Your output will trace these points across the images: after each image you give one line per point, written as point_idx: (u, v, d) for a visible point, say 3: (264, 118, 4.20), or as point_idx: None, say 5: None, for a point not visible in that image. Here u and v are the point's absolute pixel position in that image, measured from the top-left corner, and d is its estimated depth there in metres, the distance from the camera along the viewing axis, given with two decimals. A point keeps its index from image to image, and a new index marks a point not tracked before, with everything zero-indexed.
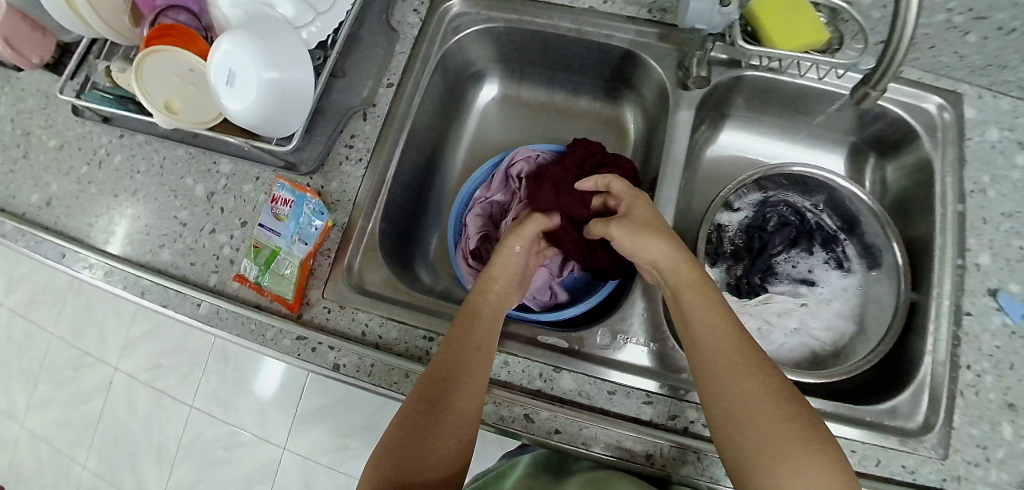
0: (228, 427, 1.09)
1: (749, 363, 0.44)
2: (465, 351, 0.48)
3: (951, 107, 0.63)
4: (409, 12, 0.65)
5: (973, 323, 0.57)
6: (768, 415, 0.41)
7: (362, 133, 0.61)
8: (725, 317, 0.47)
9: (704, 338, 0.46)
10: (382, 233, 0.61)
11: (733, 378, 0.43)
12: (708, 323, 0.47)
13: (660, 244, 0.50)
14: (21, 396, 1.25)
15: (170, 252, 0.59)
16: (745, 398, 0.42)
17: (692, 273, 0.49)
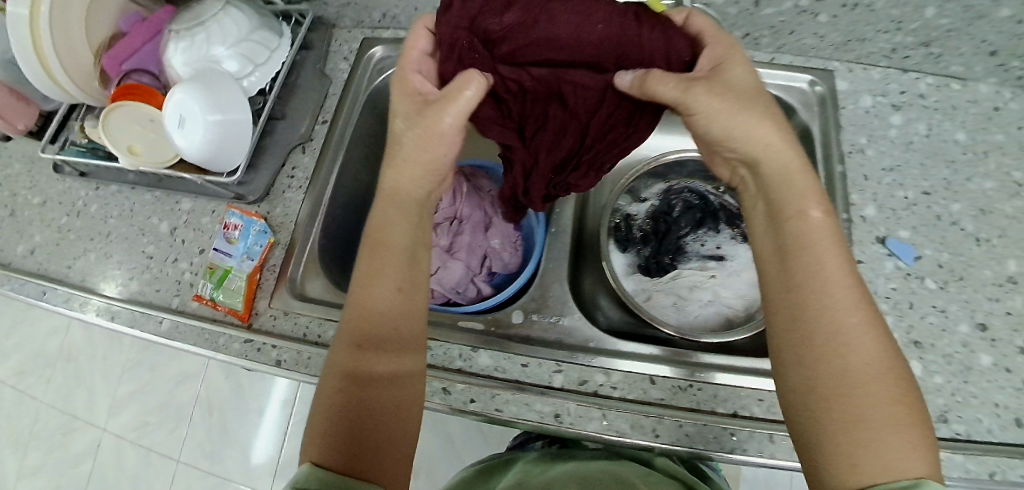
0: (215, 478, 1.13)
1: (860, 300, 0.41)
2: (368, 299, 0.48)
3: (821, 82, 0.70)
4: (341, 59, 0.75)
5: (866, 271, 0.61)
6: (877, 365, 0.39)
7: (302, 164, 0.70)
8: (836, 245, 0.43)
9: (824, 265, 0.42)
10: (321, 248, 0.68)
11: (845, 315, 0.40)
12: (825, 256, 0.42)
13: (788, 155, 0.45)
14: (12, 469, 1.28)
15: (139, 281, 0.68)
16: (855, 343, 0.39)
17: (807, 184, 0.45)
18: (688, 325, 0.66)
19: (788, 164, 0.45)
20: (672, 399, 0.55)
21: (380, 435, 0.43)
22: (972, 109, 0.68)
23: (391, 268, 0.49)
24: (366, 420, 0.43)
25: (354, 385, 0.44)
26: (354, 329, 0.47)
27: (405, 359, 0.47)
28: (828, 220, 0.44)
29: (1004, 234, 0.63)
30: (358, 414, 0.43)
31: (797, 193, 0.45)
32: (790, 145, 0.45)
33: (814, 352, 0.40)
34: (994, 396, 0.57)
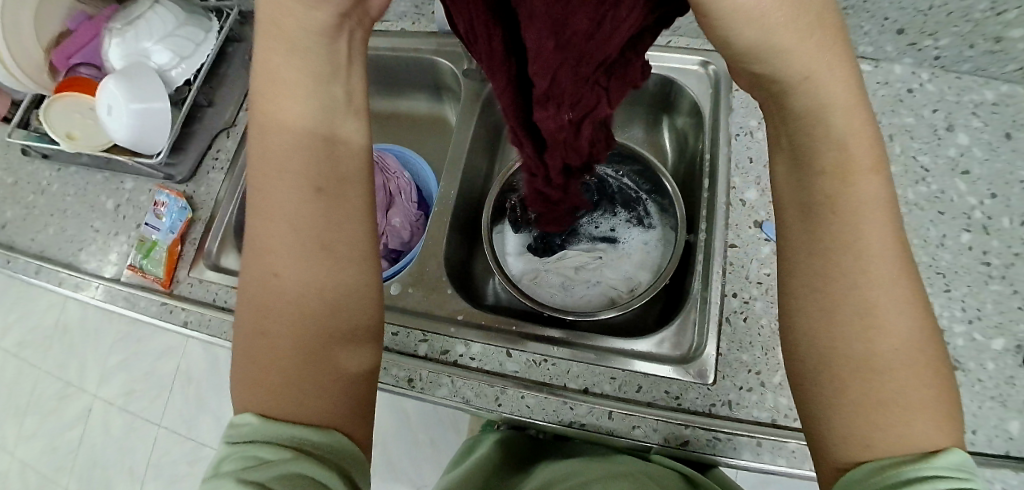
0: (191, 444, 1.29)
1: (899, 264, 0.33)
2: (266, 251, 0.38)
3: (713, 61, 0.69)
4: None
5: (737, 255, 0.59)
6: (916, 350, 0.32)
7: (224, 147, 0.78)
8: (885, 212, 0.33)
9: (869, 217, 0.33)
10: (238, 224, 0.74)
11: (889, 289, 0.32)
12: (876, 226, 0.33)
13: (841, 95, 0.33)
14: (14, 430, 1.46)
15: (85, 251, 0.77)
16: (898, 327, 0.32)
17: (851, 129, 0.33)
18: (571, 306, 0.68)
19: (830, 87, 0.32)
20: (525, 372, 0.57)
21: (297, 394, 0.35)
22: (882, 90, 0.65)
23: (295, 189, 0.38)
24: (272, 378, 0.36)
25: (266, 341, 0.36)
26: (255, 291, 0.38)
27: (337, 311, 0.38)
28: (879, 162, 0.34)
29: (899, 222, 0.60)
30: (268, 375, 0.36)
31: (846, 99, 0.33)
32: (846, 78, 0.33)
33: (829, 338, 0.33)
34: None
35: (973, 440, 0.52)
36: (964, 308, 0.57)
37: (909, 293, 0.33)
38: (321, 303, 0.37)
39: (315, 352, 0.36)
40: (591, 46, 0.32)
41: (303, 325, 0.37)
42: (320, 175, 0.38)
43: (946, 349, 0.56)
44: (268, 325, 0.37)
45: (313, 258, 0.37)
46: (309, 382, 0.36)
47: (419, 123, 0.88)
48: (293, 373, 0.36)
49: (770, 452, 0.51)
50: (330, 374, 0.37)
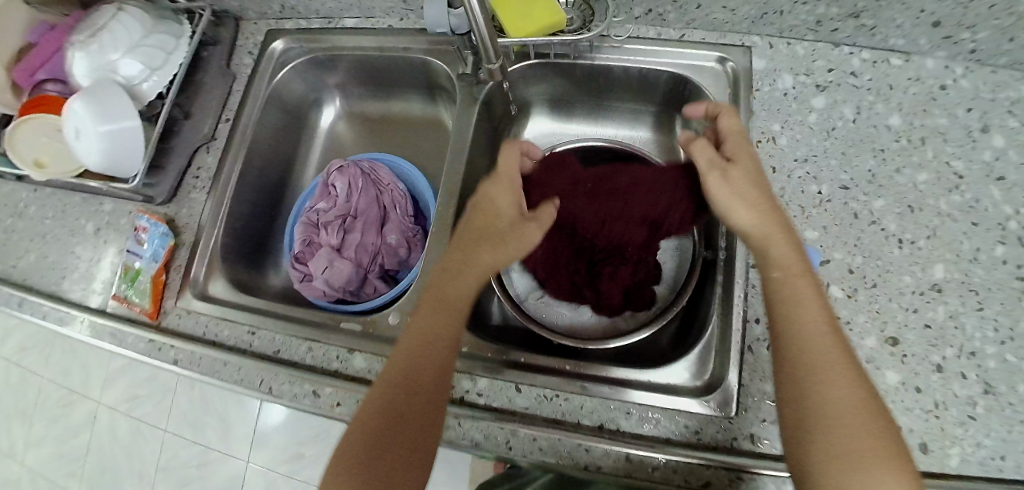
0: (198, 448, 1.28)
1: (844, 363, 0.42)
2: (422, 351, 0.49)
3: (732, 58, 0.63)
4: (246, 55, 0.78)
5: (760, 276, 0.55)
6: (862, 432, 0.39)
7: (205, 165, 0.73)
8: (824, 307, 0.44)
9: (810, 329, 0.43)
10: (224, 247, 0.70)
11: (837, 386, 0.41)
12: (807, 310, 0.44)
13: (769, 225, 0.47)
14: (20, 438, 1.45)
15: (68, 280, 0.73)
16: (841, 412, 0.40)
17: (784, 253, 0.46)
18: (580, 330, 0.65)
19: (771, 232, 0.47)
20: (536, 408, 0.54)
21: (387, 476, 0.44)
22: (913, 87, 0.59)
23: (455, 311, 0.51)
24: (367, 462, 0.45)
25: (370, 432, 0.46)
26: (396, 381, 0.48)
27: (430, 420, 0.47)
28: (817, 289, 0.45)
29: (931, 236, 0.55)
30: (365, 459, 0.45)
31: (783, 249, 0.46)
32: (757, 212, 0.48)
33: (783, 409, 0.43)
34: (898, 419, 0.52)
35: (1004, 469, 0.50)
36: (997, 329, 0.53)
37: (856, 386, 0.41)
38: (417, 398, 0.47)
39: (408, 435, 0.46)
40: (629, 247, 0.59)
41: (403, 418, 0.46)
42: (461, 304, 0.51)
43: (976, 373, 0.52)
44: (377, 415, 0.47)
45: (411, 363, 0.48)
46: (393, 466, 0.45)
47: (412, 126, 0.82)
48: (386, 456, 0.45)
49: None
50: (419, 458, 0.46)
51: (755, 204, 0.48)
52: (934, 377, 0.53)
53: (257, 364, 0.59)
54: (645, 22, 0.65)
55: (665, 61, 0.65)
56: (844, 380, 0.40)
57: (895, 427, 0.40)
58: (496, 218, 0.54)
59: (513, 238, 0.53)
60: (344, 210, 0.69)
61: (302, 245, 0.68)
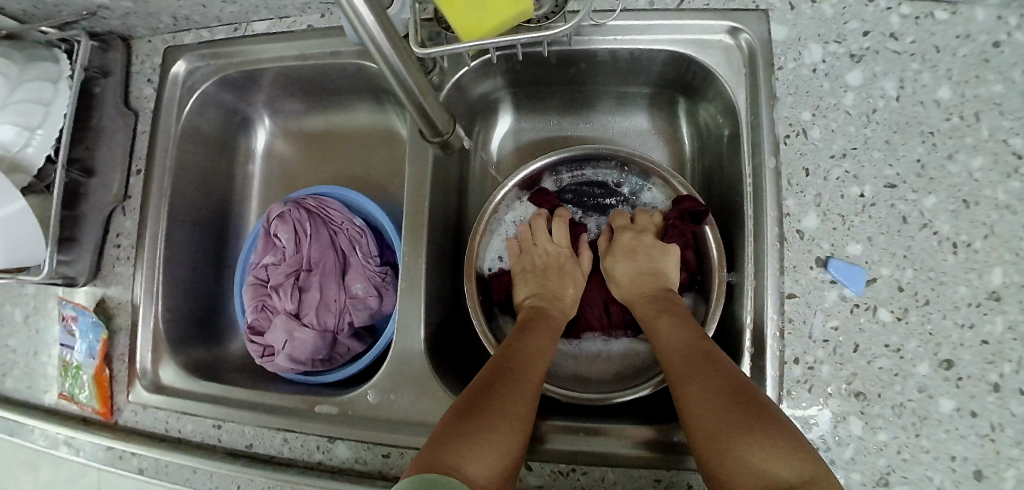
0: None
1: (701, 361, 0.44)
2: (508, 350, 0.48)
3: (745, 28, 0.50)
4: (145, 83, 0.63)
5: (798, 308, 0.47)
6: (719, 412, 0.39)
7: (125, 229, 0.62)
8: (690, 329, 0.48)
9: (670, 348, 0.47)
10: (169, 324, 0.61)
11: (698, 378, 0.42)
12: (669, 337, 0.48)
13: (629, 286, 0.55)
14: None
15: (7, 378, 0.63)
16: (700, 399, 0.41)
17: (647, 311, 0.52)
18: (586, 372, 0.58)
19: (634, 294, 0.54)
20: (552, 485, 0.48)
21: (471, 448, 0.38)
22: (962, 48, 0.47)
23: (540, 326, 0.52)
24: (468, 447, 0.38)
25: (465, 418, 0.40)
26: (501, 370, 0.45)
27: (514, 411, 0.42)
28: (674, 319, 0.49)
29: (989, 235, 0.46)
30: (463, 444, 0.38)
31: (645, 303, 0.53)
32: (624, 280, 0.56)
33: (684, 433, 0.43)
34: (951, 448, 0.45)
35: None
36: None
37: (716, 373, 0.42)
38: (507, 381, 0.44)
39: (507, 431, 0.40)
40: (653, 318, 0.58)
41: (503, 409, 0.41)
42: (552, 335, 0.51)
43: None
44: (473, 404, 0.41)
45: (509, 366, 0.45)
46: (491, 458, 0.38)
47: (362, 140, 0.69)
48: (471, 433, 0.39)
49: None
50: (510, 465, 0.39)
51: (633, 264, 0.55)
52: (990, 397, 0.45)
53: (229, 468, 0.53)
54: None
55: (662, 39, 0.52)
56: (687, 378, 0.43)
57: (760, 404, 0.39)
58: (558, 278, 0.57)
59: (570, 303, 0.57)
60: (294, 263, 0.58)
61: (255, 312, 0.58)
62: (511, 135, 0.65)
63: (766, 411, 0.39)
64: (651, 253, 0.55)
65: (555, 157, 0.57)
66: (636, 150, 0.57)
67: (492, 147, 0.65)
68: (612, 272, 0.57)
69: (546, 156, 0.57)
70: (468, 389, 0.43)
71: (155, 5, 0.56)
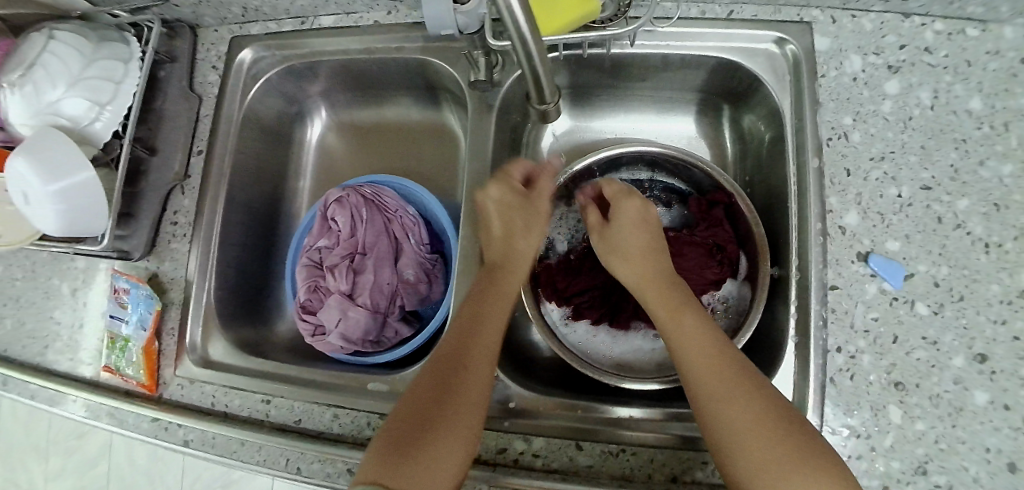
0: None
1: (735, 383, 0.42)
2: (473, 339, 0.46)
3: (792, 40, 0.54)
4: (209, 70, 0.66)
5: (840, 299, 0.50)
6: (767, 448, 0.39)
7: (183, 208, 0.64)
8: (710, 334, 0.46)
9: (696, 356, 0.45)
10: (219, 301, 0.62)
11: (733, 402, 0.41)
12: (691, 340, 0.46)
13: (646, 273, 0.52)
14: None
15: (50, 350, 0.64)
16: (738, 427, 0.40)
17: (665, 304, 0.49)
18: (629, 361, 0.60)
19: (648, 282, 0.52)
20: (603, 464, 0.50)
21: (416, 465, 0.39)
22: (992, 63, 0.51)
23: (497, 294, 0.50)
24: (407, 467, 0.39)
25: (418, 433, 0.41)
26: (448, 361, 0.45)
27: (461, 414, 0.42)
28: (699, 320, 0.47)
29: (1019, 237, 0.49)
30: (398, 477, 0.38)
31: (660, 291, 0.50)
32: (637, 264, 0.53)
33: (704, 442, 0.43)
34: (986, 439, 0.46)
35: None
36: None
37: (752, 399, 0.41)
38: (460, 381, 0.44)
39: (454, 440, 0.41)
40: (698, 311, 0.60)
41: (455, 416, 0.42)
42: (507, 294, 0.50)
43: None
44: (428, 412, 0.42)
45: (457, 366, 0.45)
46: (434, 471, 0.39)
47: (412, 134, 0.72)
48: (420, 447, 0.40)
49: None
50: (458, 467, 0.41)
51: (646, 257, 0.53)
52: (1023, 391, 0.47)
53: (278, 442, 0.54)
54: None
55: (713, 46, 0.55)
56: (726, 395, 0.42)
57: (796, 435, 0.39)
58: (515, 220, 0.53)
59: (520, 240, 0.53)
60: (347, 246, 0.60)
61: (308, 293, 0.60)
62: (563, 133, 0.68)
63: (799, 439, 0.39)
64: (658, 247, 0.54)
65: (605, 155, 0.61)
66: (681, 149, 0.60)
67: (542, 145, 0.68)
68: (621, 252, 0.54)
69: (599, 152, 0.60)
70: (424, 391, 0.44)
71: None
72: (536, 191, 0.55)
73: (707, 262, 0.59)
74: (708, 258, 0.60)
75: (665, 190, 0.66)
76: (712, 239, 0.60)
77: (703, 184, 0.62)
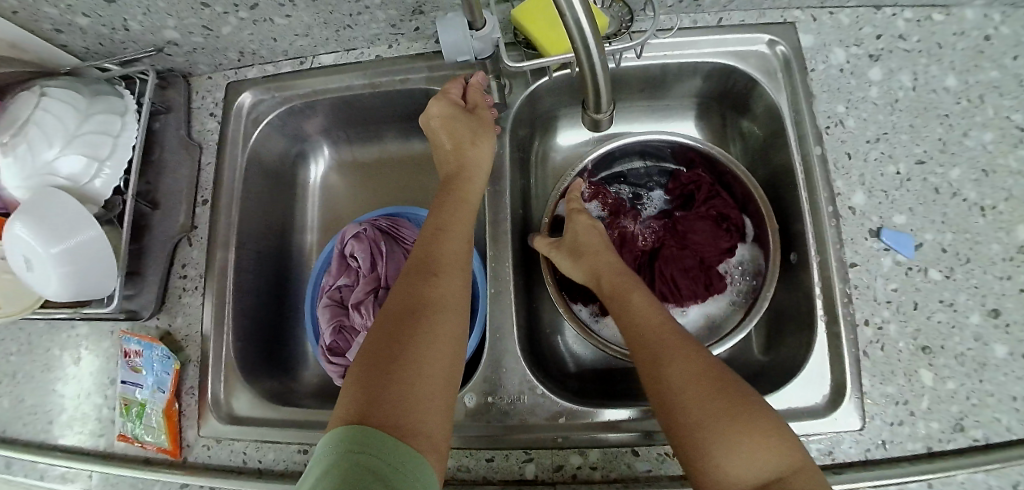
0: None
1: (680, 350, 0.43)
2: (432, 263, 0.47)
3: (782, 40, 0.58)
4: (207, 117, 0.65)
5: (860, 275, 0.52)
6: (708, 405, 0.39)
7: (191, 260, 0.61)
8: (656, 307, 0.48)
9: (645, 325, 0.46)
10: (238, 354, 0.59)
11: (677, 363, 0.42)
12: (638, 311, 0.47)
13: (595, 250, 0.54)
14: None
15: (54, 426, 0.59)
16: (678, 387, 0.41)
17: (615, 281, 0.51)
18: None
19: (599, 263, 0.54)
20: (662, 468, 0.49)
21: (399, 391, 0.38)
22: (960, 43, 0.57)
23: (457, 212, 0.52)
24: (391, 392, 0.38)
25: (393, 356, 0.40)
26: (415, 290, 0.45)
27: (440, 342, 0.43)
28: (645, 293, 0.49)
29: (1009, 198, 0.52)
30: (381, 397, 0.37)
31: (611, 271, 0.52)
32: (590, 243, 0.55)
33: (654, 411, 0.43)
34: (1013, 389, 0.49)
35: None
36: None
37: (696, 362, 0.42)
38: (429, 305, 0.44)
39: (434, 360, 0.41)
40: (716, 279, 0.61)
41: (433, 341, 0.42)
42: (460, 204, 0.52)
43: None
44: (401, 336, 0.42)
45: (426, 279, 0.46)
46: (424, 393, 0.39)
47: (418, 166, 0.72)
48: (403, 367, 0.40)
49: None
50: (444, 391, 0.41)
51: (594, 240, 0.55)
52: None
53: None
54: (678, 10, 0.58)
55: (708, 52, 0.58)
56: (669, 356, 0.43)
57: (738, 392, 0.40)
58: (456, 131, 0.54)
59: (471, 148, 0.54)
60: (369, 281, 0.59)
61: (334, 334, 0.58)
62: (571, 147, 0.69)
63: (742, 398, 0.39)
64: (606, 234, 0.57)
65: (600, 151, 0.62)
66: (668, 131, 0.62)
67: (550, 157, 0.69)
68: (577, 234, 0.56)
69: (595, 149, 0.62)
70: (385, 318, 0.44)
71: (226, 40, 0.59)
72: (474, 105, 0.56)
73: (715, 234, 0.61)
74: (714, 225, 0.62)
75: (660, 174, 0.67)
76: (714, 210, 0.62)
77: (696, 162, 0.64)
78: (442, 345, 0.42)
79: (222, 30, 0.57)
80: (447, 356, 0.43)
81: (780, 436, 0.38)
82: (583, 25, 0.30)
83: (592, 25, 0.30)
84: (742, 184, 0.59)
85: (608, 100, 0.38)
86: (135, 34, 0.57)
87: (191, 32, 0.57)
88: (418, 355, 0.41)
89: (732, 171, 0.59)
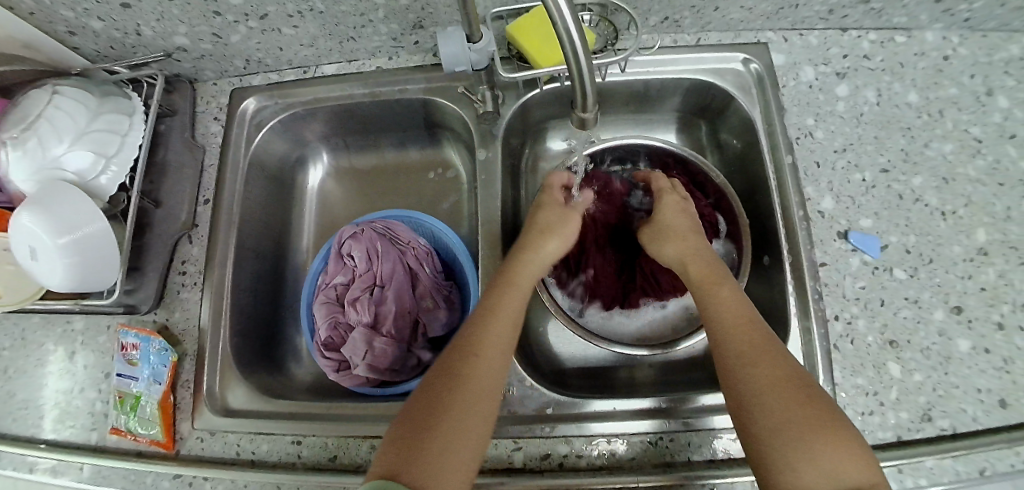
0: None
1: (768, 348, 0.44)
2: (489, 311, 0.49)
3: (756, 58, 0.62)
4: (211, 121, 0.68)
5: (830, 273, 0.56)
6: (794, 417, 0.39)
7: (191, 257, 0.63)
8: (746, 309, 0.48)
9: (733, 327, 0.46)
10: (235, 349, 0.61)
11: (765, 369, 0.42)
12: (725, 311, 0.48)
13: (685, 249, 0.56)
14: None
15: (45, 419, 0.60)
16: (766, 391, 0.41)
17: (708, 275, 0.52)
18: (648, 334, 0.64)
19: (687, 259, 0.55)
20: (644, 455, 0.51)
21: (438, 436, 0.41)
22: (921, 63, 0.62)
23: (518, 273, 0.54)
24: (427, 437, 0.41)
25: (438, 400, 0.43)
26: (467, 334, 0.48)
27: (478, 390, 0.44)
28: (736, 293, 0.49)
29: (968, 203, 0.56)
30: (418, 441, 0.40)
31: (702, 267, 0.53)
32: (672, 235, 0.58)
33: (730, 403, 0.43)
34: (976, 381, 0.52)
35: None
36: None
37: (780, 364, 0.43)
38: (475, 350, 0.46)
39: (471, 407, 0.43)
40: None
41: (475, 391, 0.44)
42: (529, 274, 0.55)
43: None
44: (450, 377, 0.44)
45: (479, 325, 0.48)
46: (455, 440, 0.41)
47: (413, 173, 0.75)
48: (444, 411, 0.42)
49: (910, 477, 0.49)
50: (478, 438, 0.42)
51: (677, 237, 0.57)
52: (998, 335, 0.53)
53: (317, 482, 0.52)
54: (660, 29, 0.63)
55: (688, 69, 0.63)
56: (760, 358, 0.43)
57: (826, 411, 0.40)
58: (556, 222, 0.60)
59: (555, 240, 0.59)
60: (364, 280, 0.62)
61: (330, 330, 0.60)
62: (560, 154, 0.72)
63: (830, 419, 0.39)
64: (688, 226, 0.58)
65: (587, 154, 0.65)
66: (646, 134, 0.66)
67: (540, 164, 0.72)
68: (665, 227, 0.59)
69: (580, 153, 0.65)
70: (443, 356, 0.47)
71: (234, 49, 0.62)
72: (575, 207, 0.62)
73: None
74: None
75: None
76: None
77: (671, 165, 0.68)
78: (482, 394, 0.44)
79: (231, 39, 0.60)
80: (484, 402, 0.44)
81: (859, 459, 0.38)
82: (569, 28, 0.32)
83: (578, 31, 0.33)
84: (714, 184, 0.63)
85: (594, 102, 0.40)
86: (146, 40, 0.60)
87: (201, 39, 0.60)
88: (458, 401, 0.43)
89: (704, 171, 0.63)
